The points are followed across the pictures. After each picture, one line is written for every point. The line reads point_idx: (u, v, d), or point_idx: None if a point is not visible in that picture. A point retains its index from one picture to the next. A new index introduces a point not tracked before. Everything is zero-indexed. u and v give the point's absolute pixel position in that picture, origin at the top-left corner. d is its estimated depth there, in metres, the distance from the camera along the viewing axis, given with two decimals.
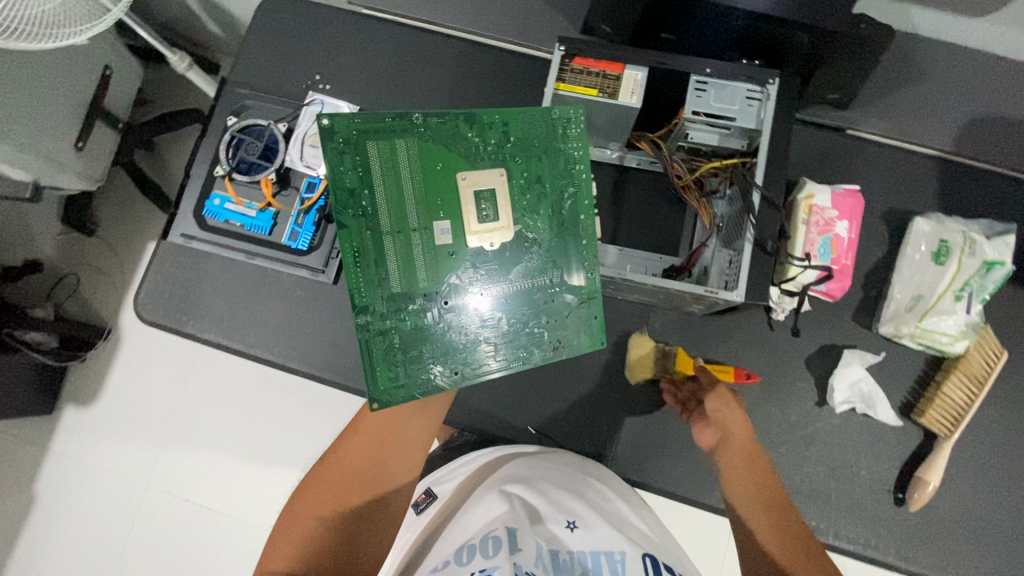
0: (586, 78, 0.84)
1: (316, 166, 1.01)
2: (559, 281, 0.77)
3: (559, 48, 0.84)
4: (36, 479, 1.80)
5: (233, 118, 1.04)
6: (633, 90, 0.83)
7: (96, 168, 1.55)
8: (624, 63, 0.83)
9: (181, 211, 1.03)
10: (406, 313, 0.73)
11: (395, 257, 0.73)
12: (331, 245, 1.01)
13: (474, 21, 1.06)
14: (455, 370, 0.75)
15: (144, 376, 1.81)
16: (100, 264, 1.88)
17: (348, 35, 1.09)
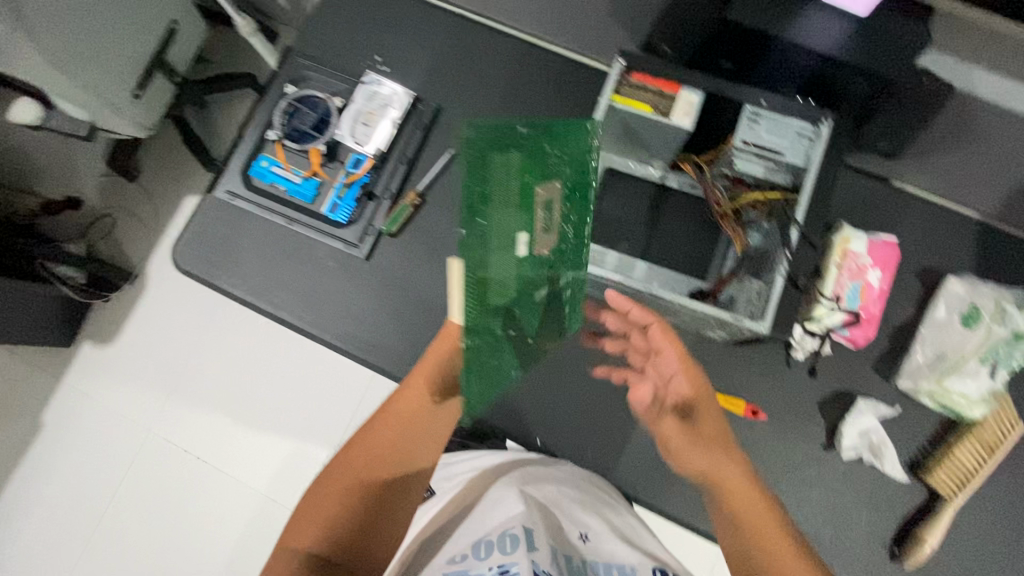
0: (642, 94, 0.85)
1: (364, 144, 1.04)
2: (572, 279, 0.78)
3: (620, 61, 0.86)
4: (45, 407, 1.85)
5: (291, 86, 1.07)
6: (687, 111, 0.84)
7: (150, 117, 1.59)
8: (682, 84, 0.85)
9: (229, 168, 1.06)
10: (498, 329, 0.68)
11: (496, 272, 0.67)
12: (368, 221, 1.04)
13: (538, 24, 1.08)
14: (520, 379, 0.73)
15: (162, 324, 1.86)
16: (136, 211, 1.94)
17: (413, 20, 1.11)
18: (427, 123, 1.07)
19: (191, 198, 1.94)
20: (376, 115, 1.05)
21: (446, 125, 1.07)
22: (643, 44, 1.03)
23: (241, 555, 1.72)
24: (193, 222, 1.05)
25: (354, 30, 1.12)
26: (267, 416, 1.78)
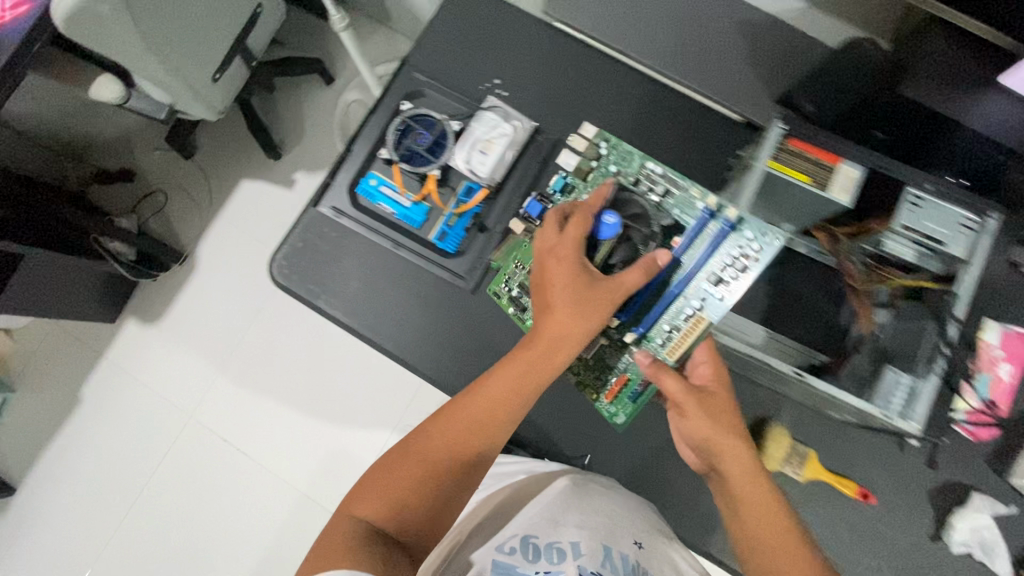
0: (800, 162, 0.80)
1: (479, 173, 0.98)
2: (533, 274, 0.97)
3: (781, 123, 0.82)
4: (85, 382, 1.82)
5: (407, 103, 1.03)
6: (846, 187, 0.80)
7: (221, 100, 1.51)
8: (843, 156, 0.80)
9: (335, 184, 1.03)
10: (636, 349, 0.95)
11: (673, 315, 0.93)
12: (478, 253, 1.00)
13: (670, 64, 1.03)
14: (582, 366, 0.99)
15: (212, 309, 1.84)
16: (189, 189, 1.90)
17: (536, 44, 1.06)
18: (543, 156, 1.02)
19: (247, 182, 1.89)
20: (494, 143, 0.98)
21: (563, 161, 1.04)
22: (780, 97, 0.99)
23: (274, 552, 1.70)
24: (293, 235, 1.02)
25: (475, 47, 1.06)
26: (311, 415, 1.76)
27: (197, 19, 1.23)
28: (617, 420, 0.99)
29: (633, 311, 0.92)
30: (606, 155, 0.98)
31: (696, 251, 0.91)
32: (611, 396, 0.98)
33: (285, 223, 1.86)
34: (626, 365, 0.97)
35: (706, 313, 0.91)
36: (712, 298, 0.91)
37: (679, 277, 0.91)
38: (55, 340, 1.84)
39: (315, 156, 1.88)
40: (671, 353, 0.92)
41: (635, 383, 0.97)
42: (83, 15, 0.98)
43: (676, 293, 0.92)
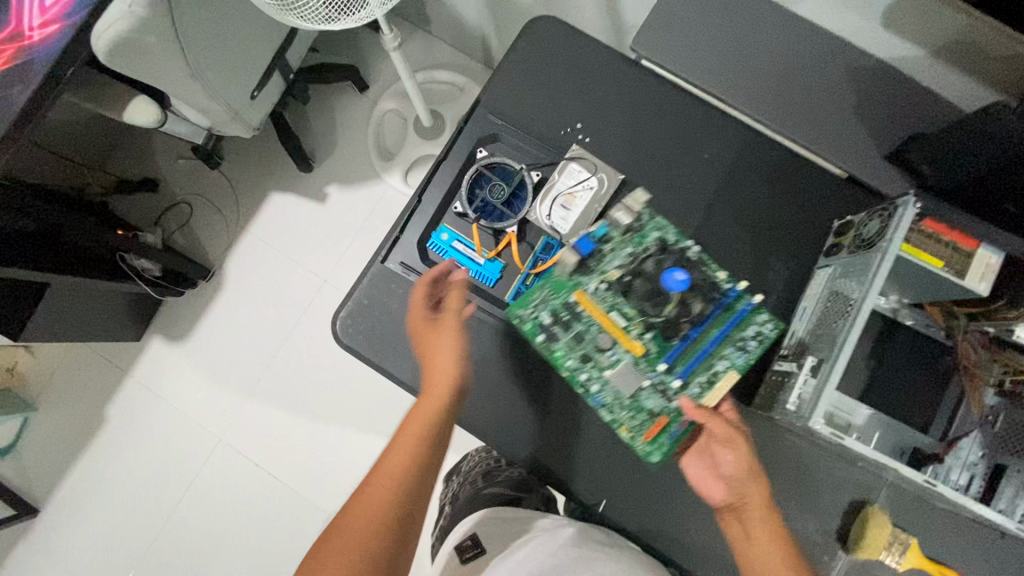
0: (933, 246, 0.75)
1: (560, 229, 0.97)
2: (570, 314, 0.89)
3: (915, 205, 0.74)
4: (109, 400, 1.76)
5: (482, 151, 1.02)
6: (984, 275, 0.73)
7: (256, 115, 1.38)
8: (982, 241, 0.74)
9: (404, 238, 1.00)
10: (671, 401, 0.88)
11: (713, 370, 0.87)
12: None
13: (769, 110, 0.95)
14: (614, 412, 0.89)
15: (240, 327, 1.76)
16: (215, 201, 1.81)
17: (622, 90, 1.02)
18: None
19: (276, 193, 1.80)
20: (576, 197, 0.97)
21: None
22: (890, 152, 0.91)
23: None
24: (359, 291, 0.99)
25: (556, 92, 1.03)
26: (344, 441, 1.70)
27: (244, 39, 1.14)
28: (651, 460, 0.88)
29: (676, 356, 0.87)
30: (644, 221, 0.92)
31: (721, 321, 0.88)
32: (648, 435, 0.88)
33: (315, 240, 1.77)
34: (663, 407, 0.88)
35: (736, 369, 0.87)
36: (741, 361, 0.87)
37: (711, 337, 0.87)
38: (77, 356, 1.77)
39: (347, 169, 1.79)
40: (713, 398, 0.86)
41: (674, 424, 0.88)
42: (129, 46, 0.89)
43: (711, 351, 0.87)
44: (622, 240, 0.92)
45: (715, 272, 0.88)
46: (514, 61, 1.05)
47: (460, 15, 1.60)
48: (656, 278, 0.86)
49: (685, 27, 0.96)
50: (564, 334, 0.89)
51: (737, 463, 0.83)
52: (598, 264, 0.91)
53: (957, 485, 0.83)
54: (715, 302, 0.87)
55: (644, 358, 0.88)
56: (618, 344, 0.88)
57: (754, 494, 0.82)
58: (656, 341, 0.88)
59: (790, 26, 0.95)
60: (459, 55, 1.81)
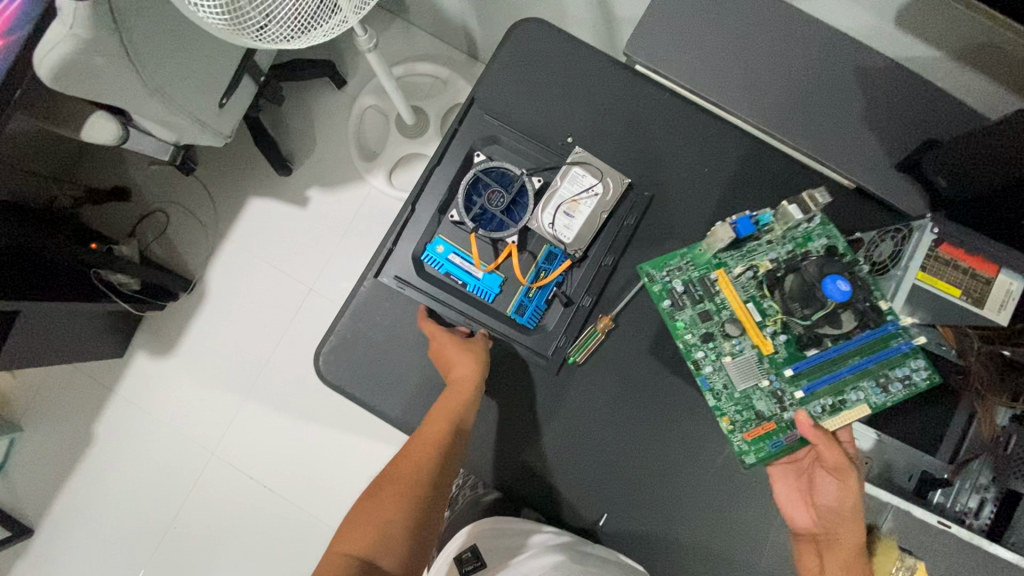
0: (951, 274, 0.76)
1: (563, 238, 0.93)
2: (705, 293, 0.88)
3: (932, 230, 0.76)
4: (95, 419, 1.69)
5: (480, 154, 0.98)
6: (1003, 304, 0.76)
7: (226, 123, 1.29)
8: (1002, 267, 0.76)
9: (397, 251, 0.98)
10: (782, 408, 0.85)
11: (842, 392, 0.84)
12: (558, 327, 0.97)
13: (769, 118, 0.89)
14: (718, 399, 0.86)
15: (225, 339, 1.70)
16: (193, 208, 1.73)
17: (609, 102, 0.97)
18: (633, 224, 0.96)
19: (255, 197, 1.72)
20: (581, 204, 0.93)
21: (647, 227, 0.97)
22: (900, 162, 0.87)
23: None
24: (343, 321, 0.98)
25: (542, 107, 0.99)
26: (340, 451, 1.64)
27: (206, 50, 1.06)
28: (745, 461, 0.84)
29: (804, 368, 0.84)
30: (812, 224, 0.88)
31: (868, 351, 0.83)
32: (750, 434, 0.84)
33: (299, 244, 1.70)
34: (773, 413, 0.85)
35: (869, 407, 0.83)
36: (877, 399, 0.83)
37: (851, 363, 0.83)
38: (57, 375, 1.70)
39: (329, 169, 1.71)
40: (834, 422, 0.83)
41: (780, 433, 0.84)
42: (75, 69, 0.81)
43: (851, 373, 0.83)
44: (783, 236, 0.89)
45: (880, 296, 0.80)
46: (500, 71, 0.99)
47: (439, 3, 1.50)
48: (813, 280, 0.78)
49: (680, 30, 0.89)
50: (692, 306, 0.88)
51: (840, 495, 0.81)
52: (749, 251, 0.89)
53: (966, 510, 0.82)
54: (871, 328, 0.81)
55: (769, 358, 0.85)
56: (747, 336, 0.85)
57: (846, 532, 0.81)
58: (788, 347, 0.85)
59: (793, 26, 0.88)
60: (440, 45, 1.71)
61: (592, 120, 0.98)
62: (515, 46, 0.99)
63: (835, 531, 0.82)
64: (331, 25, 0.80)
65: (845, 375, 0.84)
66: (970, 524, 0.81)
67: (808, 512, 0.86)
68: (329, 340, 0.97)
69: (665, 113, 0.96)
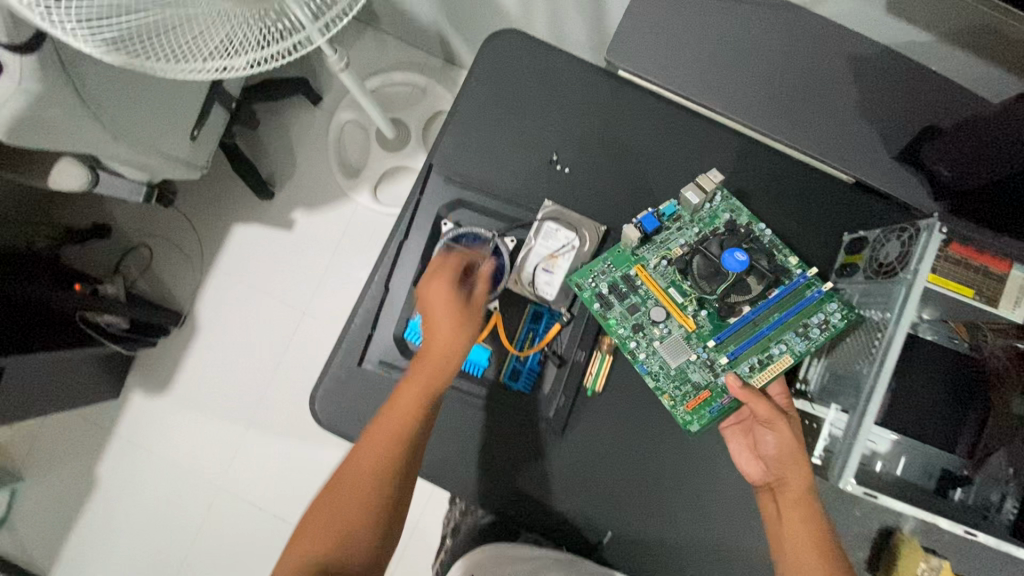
0: (963, 273, 0.72)
1: (546, 295, 0.87)
2: (629, 288, 0.85)
3: (942, 229, 0.68)
4: (98, 463, 1.65)
5: (448, 223, 0.88)
6: (1018, 300, 0.72)
7: (201, 154, 1.25)
8: (1013, 263, 0.73)
9: (378, 334, 0.87)
10: (714, 376, 0.82)
11: (763, 351, 0.82)
12: (559, 389, 0.88)
13: (763, 116, 0.85)
14: (656, 379, 0.83)
15: (218, 372, 1.64)
16: (176, 240, 1.69)
17: (596, 108, 0.92)
18: None
19: (238, 223, 1.68)
20: (559, 259, 0.86)
21: None
22: (899, 153, 0.84)
23: None
24: (335, 363, 0.87)
25: (523, 113, 0.91)
26: None
27: (168, 84, 1.02)
28: (690, 431, 0.81)
29: (728, 335, 0.82)
30: (716, 203, 0.87)
31: (783, 306, 0.82)
32: (690, 405, 0.82)
33: (287, 268, 1.66)
34: (708, 381, 0.82)
35: (794, 356, 0.81)
36: (801, 348, 0.81)
37: (772, 320, 0.81)
38: (57, 421, 1.67)
39: (312, 190, 1.67)
40: (761, 379, 0.80)
41: (716, 399, 0.82)
42: (27, 123, 0.77)
43: (766, 334, 0.81)
44: (690, 220, 0.87)
45: (784, 257, 0.85)
46: (480, 74, 0.92)
47: (409, 10, 1.46)
48: (709, 252, 0.81)
49: (665, 28, 0.85)
50: (619, 303, 0.85)
51: (778, 445, 0.76)
52: (663, 241, 0.87)
53: (989, 505, 0.80)
54: (782, 284, 0.82)
55: (694, 333, 0.83)
56: (671, 317, 0.84)
57: (792, 475, 0.75)
58: (712, 319, 0.84)
59: (782, 18, 0.85)
60: (413, 51, 1.66)
61: (583, 123, 0.92)
62: (494, 49, 0.92)
63: (785, 484, 0.76)
64: (245, 54, 0.71)
65: (768, 333, 0.82)
66: (995, 521, 0.79)
67: (758, 463, 0.81)
68: (320, 387, 0.86)
69: (653, 118, 0.92)
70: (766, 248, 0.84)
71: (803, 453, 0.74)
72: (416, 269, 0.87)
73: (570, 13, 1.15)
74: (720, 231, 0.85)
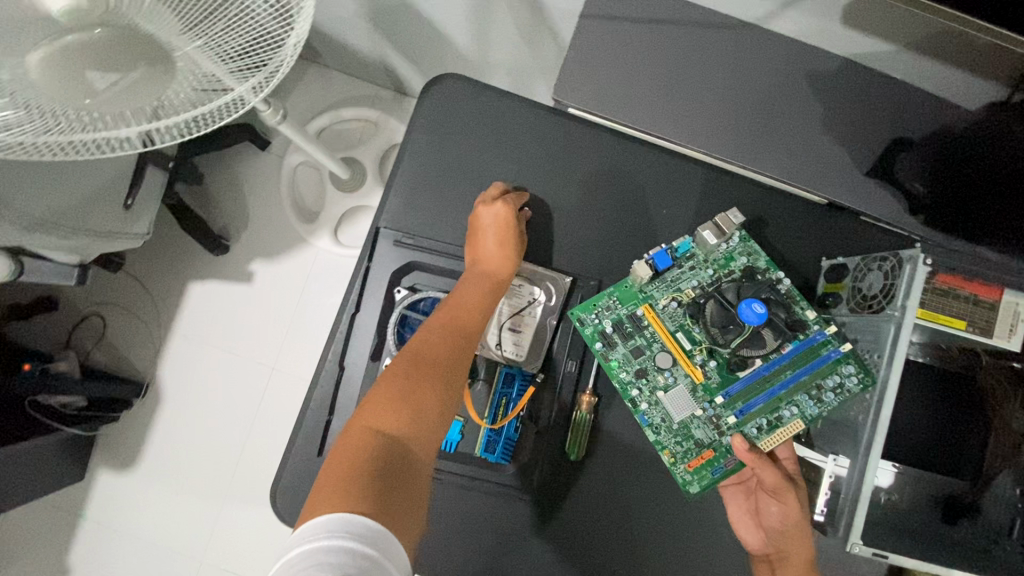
0: (954, 304, 0.69)
1: (517, 356, 0.83)
2: (636, 328, 0.81)
3: (925, 260, 0.66)
4: (65, 554, 1.53)
5: (403, 289, 0.82)
6: (1012, 327, 0.70)
7: (139, 220, 1.16)
8: (1004, 288, 0.70)
9: (338, 419, 0.79)
10: (720, 435, 0.78)
11: (771, 414, 0.78)
12: (539, 455, 0.83)
13: (725, 142, 0.79)
14: (657, 431, 0.79)
15: (188, 441, 1.55)
16: (130, 307, 1.59)
17: (548, 149, 0.87)
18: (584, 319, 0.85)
19: (194, 281, 1.59)
20: (526, 316, 0.84)
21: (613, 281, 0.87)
22: (871, 169, 0.79)
23: None
24: (292, 454, 0.79)
25: (471, 161, 0.86)
26: None
27: None
28: (688, 491, 0.78)
29: (737, 392, 0.78)
30: (733, 244, 0.82)
31: (797, 363, 0.77)
32: (691, 464, 0.78)
33: (250, 324, 1.58)
34: (712, 440, 0.78)
35: (804, 421, 0.77)
36: (813, 412, 0.77)
37: (784, 379, 0.77)
38: (17, 513, 1.55)
39: (268, 238, 1.59)
40: (769, 443, 0.77)
41: (720, 459, 0.78)
42: None
43: (776, 393, 0.78)
44: (705, 260, 0.83)
45: (803, 309, 0.79)
46: (423, 123, 0.86)
47: (349, 43, 1.39)
48: (726, 302, 0.75)
49: (614, 58, 0.80)
50: (623, 343, 0.81)
51: (783, 517, 0.75)
52: (673, 279, 0.83)
53: (1000, 528, 0.76)
54: (798, 339, 0.77)
55: (701, 386, 0.79)
56: (678, 366, 0.79)
57: (795, 549, 0.74)
58: (721, 371, 0.79)
59: (735, 38, 0.80)
60: (359, 83, 1.59)
61: (536, 167, 0.87)
62: (436, 95, 0.86)
63: (787, 558, 0.74)
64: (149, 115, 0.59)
65: (779, 392, 0.78)
66: (1007, 546, 0.76)
67: (759, 532, 0.79)
68: (278, 483, 0.78)
69: (608, 154, 0.87)
70: (785, 297, 0.79)
71: (807, 527, 0.74)
72: (372, 341, 0.80)
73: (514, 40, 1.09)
74: (735, 278, 0.81)
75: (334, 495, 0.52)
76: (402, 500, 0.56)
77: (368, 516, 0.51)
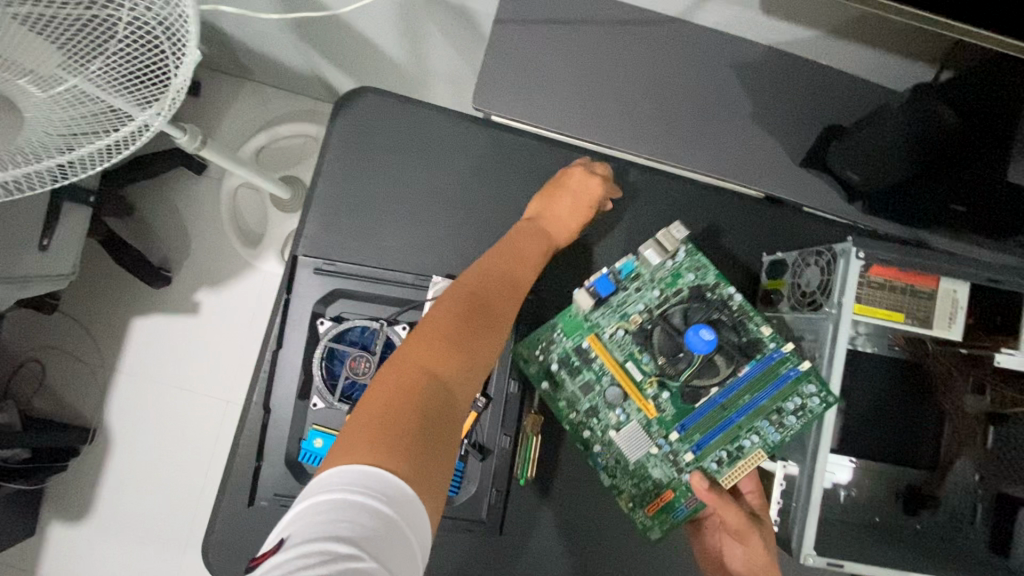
0: (891, 298, 0.69)
1: None
2: (584, 363, 0.77)
3: (858, 252, 0.66)
4: None
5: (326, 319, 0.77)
6: (952, 317, 0.70)
7: (62, 260, 1.10)
8: (942, 277, 0.70)
9: (269, 463, 0.75)
10: (679, 472, 0.75)
11: (733, 446, 0.74)
12: (485, 480, 0.79)
13: (655, 142, 0.76)
14: (614, 475, 0.77)
15: (140, 485, 1.47)
16: (70, 349, 1.51)
17: (474, 161, 0.83)
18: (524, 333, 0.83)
19: (136, 315, 1.52)
20: None
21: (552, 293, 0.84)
22: (806, 159, 0.79)
23: None
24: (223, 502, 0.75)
25: (396, 180, 0.82)
26: None
27: None
28: (649, 536, 0.77)
29: (693, 424, 0.74)
30: (679, 259, 0.79)
31: (754, 387, 0.73)
32: (650, 509, 0.76)
33: (200, 357, 1.51)
34: (671, 479, 0.75)
35: (765, 449, 0.73)
36: (774, 439, 0.73)
37: (741, 406, 0.73)
38: None
39: (212, 266, 1.52)
40: (730, 478, 0.73)
41: (681, 500, 0.75)
42: None
43: (734, 421, 0.73)
44: (650, 280, 0.79)
45: (756, 327, 0.75)
46: (341, 143, 0.82)
47: (278, 57, 1.32)
48: (674, 333, 0.73)
49: (536, 62, 0.76)
50: (571, 382, 0.78)
51: (748, 559, 0.72)
52: (620, 304, 0.78)
53: (963, 516, 0.76)
54: (752, 361, 0.73)
55: (655, 421, 0.75)
56: (629, 401, 0.75)
57: None
58: (675, 403, 0.75)
59: (657, 33, 0.77)
60: (296, 97, 1.53)
61: (465, 182, 0.83)
62: (356, 112, 0.82)
63: None
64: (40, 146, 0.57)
65: (737, 419, 0.74)
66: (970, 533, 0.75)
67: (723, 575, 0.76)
68: (208, 536, 0.73)
69: (539, 162, 0.84)
70: (734, 315, 0.76)
71: (772, 565, 0.70)
72: (299, 379, 0.76)
73: (440, 44, 1.04)
74: (682, 297, 0.77)
75: (369, 442, 0.50)
76: (438, 445, 0.54)
77: (401, 476, 0.49)
